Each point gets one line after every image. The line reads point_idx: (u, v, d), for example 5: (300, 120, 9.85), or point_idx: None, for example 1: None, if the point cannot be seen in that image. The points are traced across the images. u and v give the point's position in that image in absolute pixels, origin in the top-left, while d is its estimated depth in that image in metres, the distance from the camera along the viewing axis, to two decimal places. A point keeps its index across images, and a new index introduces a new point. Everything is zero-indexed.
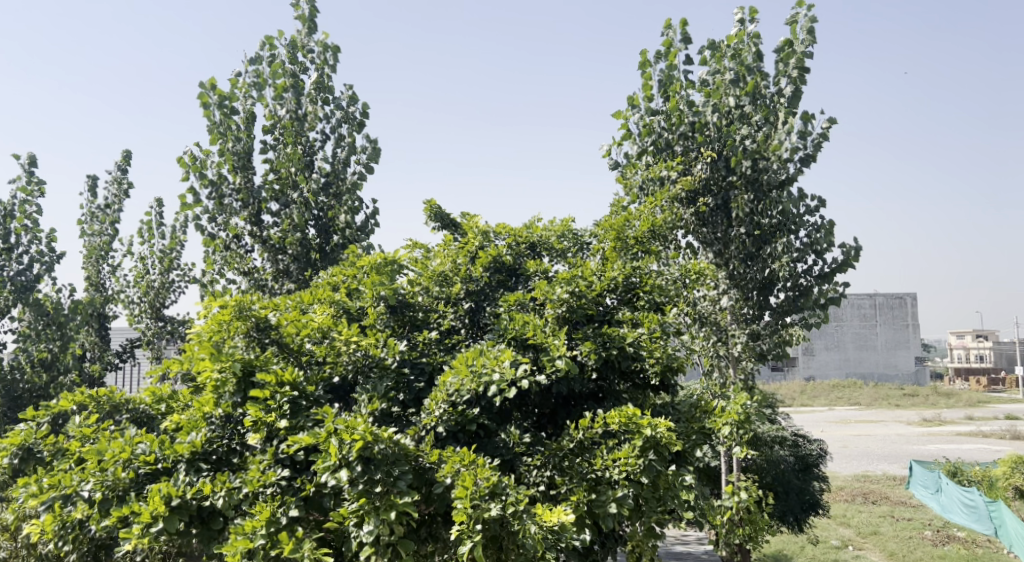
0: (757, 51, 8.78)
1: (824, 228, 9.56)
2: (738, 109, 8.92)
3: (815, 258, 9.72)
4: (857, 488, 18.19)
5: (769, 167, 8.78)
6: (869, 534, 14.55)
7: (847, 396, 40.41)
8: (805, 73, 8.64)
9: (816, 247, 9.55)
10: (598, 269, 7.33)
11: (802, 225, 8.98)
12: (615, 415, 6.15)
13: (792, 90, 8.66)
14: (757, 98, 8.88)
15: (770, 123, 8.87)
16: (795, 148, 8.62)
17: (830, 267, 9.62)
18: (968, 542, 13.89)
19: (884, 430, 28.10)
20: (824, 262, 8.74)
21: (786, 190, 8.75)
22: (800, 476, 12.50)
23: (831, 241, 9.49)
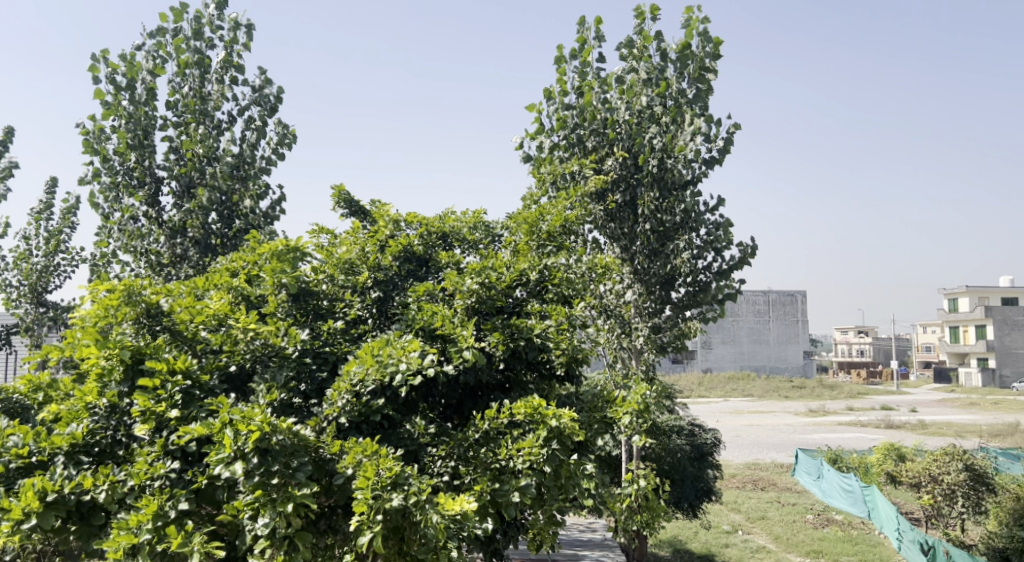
0: (663, 51, 9.02)
1: (723, 226, 9.89)
2: (649, 109, 9.10)
3: (715, 255, 10.06)
4: (747, 475, 18.97)
5: (675, 167, 8.98)
6: (757, 519, 15.18)
7: (740, 388, 42.06)
8: (708, 76, 8.93)
9: (715, 244, 9.87)
10: (509, 261, 7.39)
11: (703, 223, 9.27)
12: (521, 406, 6.24)
13: (698, 92, 8.93)
14: (666, 98, 9.07)
15: (675, 123, 8.98)
16: (698, 149, 8.87)
17: (729, 263, 9.96)
18: (844, 525, 14.87)
19: (772, 420, 29.39)
20: (722, 259, 9.06)
21: (690, 189, 9.02)
22: (695, 464, 12.93)
23: (730, 238, 9.83)
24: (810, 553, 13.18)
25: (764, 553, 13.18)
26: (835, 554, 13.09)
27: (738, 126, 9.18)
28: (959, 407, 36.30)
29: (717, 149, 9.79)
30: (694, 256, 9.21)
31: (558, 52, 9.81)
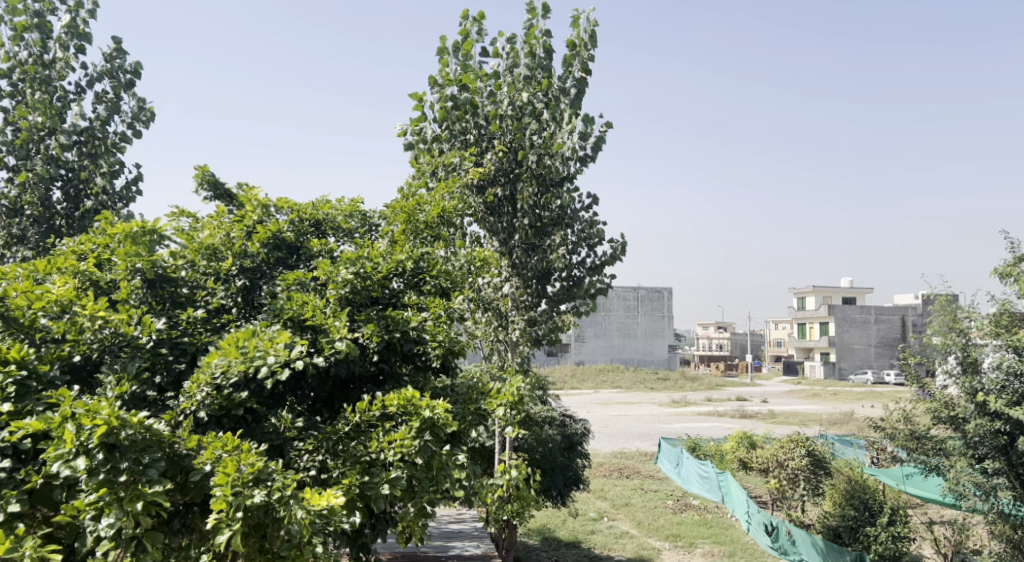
0: (547, 48, 9.11)
1: (596, 223, 10.10)
2: (531, 104, 9.17)
3: (589, 250, 10.26)
4: (614, 463, 19.55)
5: (554, 164, 9.17)
6: (622, 506, 15.67)
7: (609, 379, 43.31)
8: (588, 76, 9.09)
9: (589, 240, 10.07)
10: (386, 251, 7.26)
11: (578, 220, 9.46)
12: (393, 397, 6.12)
13: (578, 91, 9.08)
14: (548, 95, 9.18)
15: (555, 121, 9.21)
16: (576, 147, 9.05)
17: (601, 259, 10.19)
18: (701, 509, 15.62)
19: (637, 410, 30.43)
20: (594, 254, 9.29)
21: (568, 186, 9.22)
22: (565, 453, 13.19)
23: (603, 235, 10.07)
24: (669, 537, 13.76)
25: (627, 538, 13.63)
26: (691, 537, 13.71)
27: (610, 124, 9.40)
28: (803, 398, 38.83)
29: (593, 147, 9.99)
30: (568, 252, 9.34)
31: (442, 42, 9.72)
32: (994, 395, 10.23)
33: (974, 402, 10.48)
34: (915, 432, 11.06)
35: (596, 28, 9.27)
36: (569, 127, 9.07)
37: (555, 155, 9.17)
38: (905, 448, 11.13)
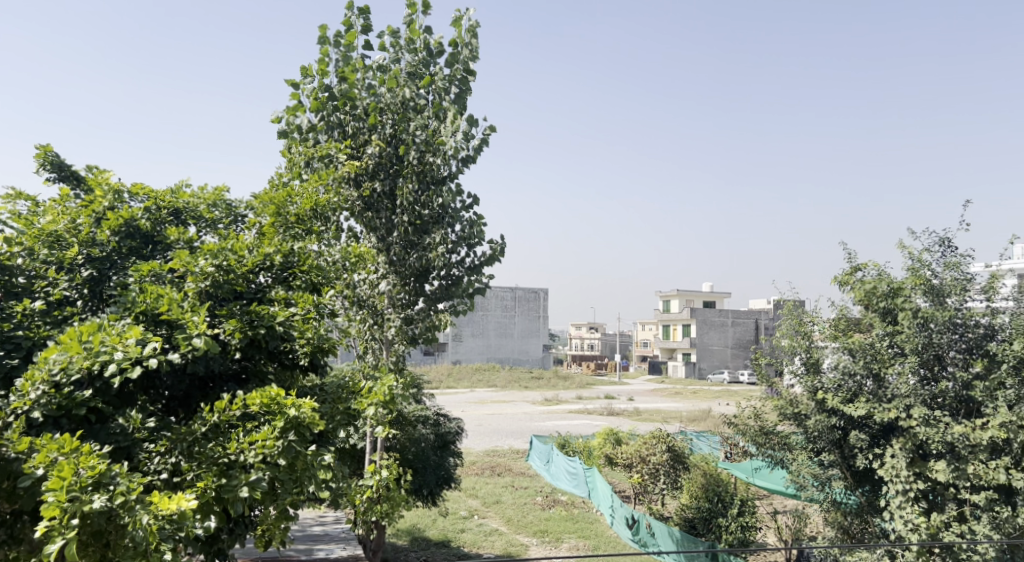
0: (431, 47, 9.05)
1: (476, 223, 10.11)
2: (411, 100, 9.11)
3: (467, 250, 10.25)
4: (486, 462, 19.64)
5: (435, 162, 9.05)
6: (492, 503, 15.78)
7: (484, 379, 43.55)
8: (471, 76, 9.08)
9: (468, 240, 10.06)
10: (252, 243, 6.99)
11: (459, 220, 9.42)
12: (256, 396, 5.90)
13: (460, 91, 9.06)
14: (430, 92, 9.13)
15: (438, 119, 9.16)
16: (459, 146, 8.97)
17: (480, 260, 10.20)
18: (567, 505, 15.96)
19: (510, 409, 30.72)
20: (474, 254, 9.24)
21: (447, 185, 9.14)
22: (438, 453, 13.11)
23: (483, 235, 10.07)
24: (537, 533, 13.97)
25: (495, 535, 13.75)
26: (558, 533, 13.99)
27: (493, 128, 9.44)
28: (665, 396, 40.43)
29: (474, 149, 9.99)
30: (448, 251, 9.23)
31: (321, 32, 9.45)
32: (831, 393, 10.97)
33: (814, 400, 11.19)
34: (764, 428, 11.71)
35: (478, 29, 9.29)
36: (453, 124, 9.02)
37: (437, 152, 9.07)
38: (755, 443, 11.78)
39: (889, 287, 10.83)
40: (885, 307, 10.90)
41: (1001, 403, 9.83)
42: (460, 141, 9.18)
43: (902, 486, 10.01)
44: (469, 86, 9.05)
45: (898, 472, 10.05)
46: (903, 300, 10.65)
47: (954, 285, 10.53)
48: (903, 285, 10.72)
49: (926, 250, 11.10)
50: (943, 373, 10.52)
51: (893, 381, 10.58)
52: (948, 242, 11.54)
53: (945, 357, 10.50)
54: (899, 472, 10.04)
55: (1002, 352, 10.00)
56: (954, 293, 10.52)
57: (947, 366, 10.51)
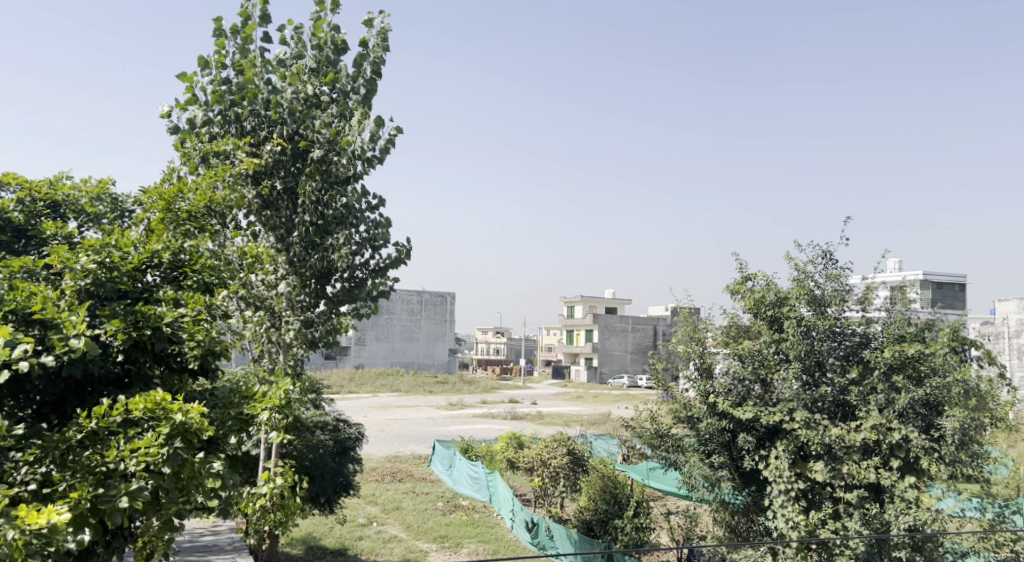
0: (336, 46, 8.84)
1: (382, 225, 9.92)
2: (315, 97, 8.85)
3: (372, 252, 10.06)
4: (386, 468, 19.34)
5: (340, 160, 8.82)
6: (392, 510, 15.55)
7: (387, 383, 42.99)
8: (378, 76, 8.91)
9: (373, 242, 9.87)
10: (139, 239, 6.61)
11: (364, 221, 9.20)
12: (139, 401, 5.56)
13: (367, 92, 8.88)
14: (334, 90, 8.91)
15: (343, 118, 8.93)
16: (365, 146, 8.76)
17: (386, 263, 10.01)
18: (468, 510, 15.92)
19: (413, 414, 30.39)
20: (378, 256, 9.03)
21: (352, 185, 8.89)
22: (336, 459, 12.80)
23: (388, 237, 9.91)
24: (437, 538, 13.85)
25: (394, 542, 13.56)
26: (458, 538, 13.92)
27: (401, 131, 9.27)
28: (567, 400, 40.95)
29: (381, 150, 9.82)
30: (352, 252, 8.95)
31: (217, 22, 9.11)
32: (722, 397, 11.30)
33: (706, 404, 11.50)
34: (659, 431, 11.97)
35: (388, 32, 9.13)
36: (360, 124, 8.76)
37: (343, 151, 8.83)
38: (650, 446, 12.01)
39: (776, 296, 11.26)
40: (772, 316, 11.31)
41: (874, 405, 10.32)
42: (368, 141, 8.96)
43: (784, 486, 10.38)
44: (377, 87, 8.87)
45: (781, 472, 10.42)
46: (788, 309, 11.11)
47: (834, 296, 11.14)
48: (788, 295, 11.19)
49: (809, 261, 11.63)
50: (823, 378, 11.02)
51: (778, 386, 11.03)
52: (829, 255, 12.13)
53: (824, 363, 11.02)
54: (782, 472, 10.41)
55: (874, 358, 10.57)
56: (834, 303, 11.13)
57: (827, 372, 11.03)
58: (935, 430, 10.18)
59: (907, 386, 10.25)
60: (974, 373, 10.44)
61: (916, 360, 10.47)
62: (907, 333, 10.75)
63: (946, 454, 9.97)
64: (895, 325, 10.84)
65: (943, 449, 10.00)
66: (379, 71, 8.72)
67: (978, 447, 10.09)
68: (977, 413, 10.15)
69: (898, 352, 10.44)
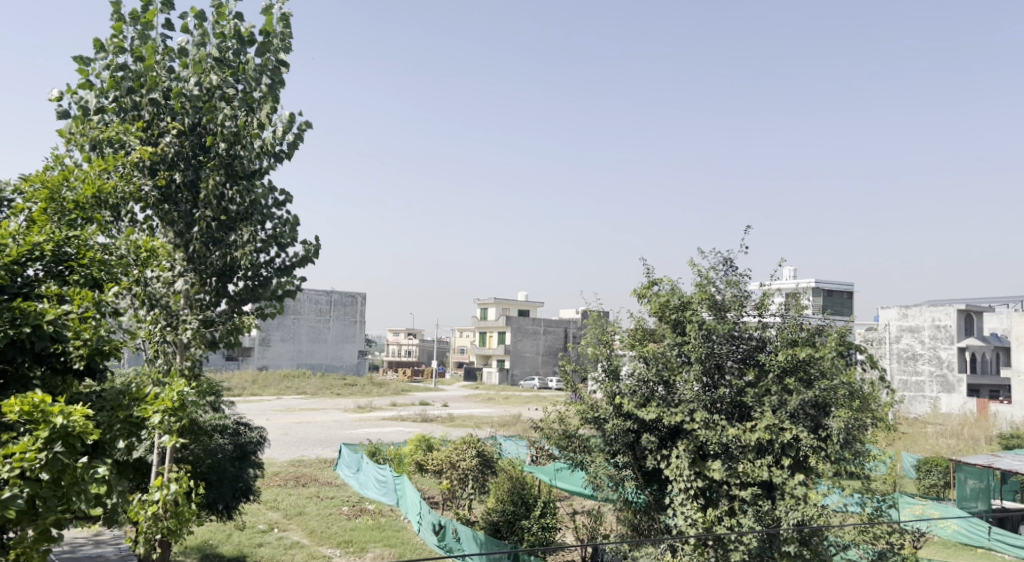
0: (240, 35, 8.55)
1: (289, 222, 9.71)
2: (219, 87, 8.46)
3: (277, 249, 9.81)
4: (290, 472, 18.90)
5: (247, 156, 8.60)
6: (295, 515, 15.21)
7: (293, 385, 42.04)
8: (284, 68, 8.71)
9: (279, 239, 9.62)
10: (20, 231, 6.29)
11: (270, 219, 9.00)
12: (15, 404, 5.26)
13: (272, 83, 8.63)
14: (239, 81, 8.54)
15: (250, 111, 8.59)
16: (271, 140, 8.62)
17: (292, 261, 9.78)
18: (374, 513, 15.73)
19: (320, 416, 29.82)
20: (283, 255, 8.86)
21: (258, 180, 8.70)
22: (236, 464, 12.42)
23: (295, 235, 9.69)
24: (341, 543, 13.63)
25: (296, 549, 13.25)
26: (363, 542, 13.74)
27: (311, 125, 8.93)
28: (477, 402, 41.03)
29: (289, 144, 9.59)
30: (256, 250, 8.72)
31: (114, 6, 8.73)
32: (627, 398, 11.50)
33: (612, 404, 11.68)
34: (567, 431, 12.11)
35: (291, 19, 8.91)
36: (269, 119, 8.61)
37: (250, 145, 8.62)
38: (558, 446, 12.15)
39: (680, 301, 11.57)
40: (676, 319, 11.62)
41: (767, 407, 10.72)
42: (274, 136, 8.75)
43: (684, 483, 10.72)
44: (283, 79, 8.66)
45: (681, 471, 10.74)
46: (691, 313, 11.42)
47: (734, 302, 11.53)
48: (691, 299, 11.51)
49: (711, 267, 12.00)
50: (721, 380, 11.37)
51: (680, 387, 11.32)
52: (730, 261, 12.55)
53: (723, 366, 11.38)
54: (682, 471, 10.73)
55: (769, 362, 10.97)
56: (733, 308, 11.51)
57: (725, 374, 11.38)
58: (822, 430, 10.63)
59: (798, 388, 10.70)
60: (859, 376, 10.97)
61: (807, 363, 10.93)
62: (799, 337, 11.20)
63: (831, 452, 10.43)
64: (789, 329, 11.29)
65: (829, 447, 10.47)
66: (284, 62, 8.53)
67: (860, 445, 10.60)
68: (859, 414, 10.67)
69: (791, 355, 10.87)
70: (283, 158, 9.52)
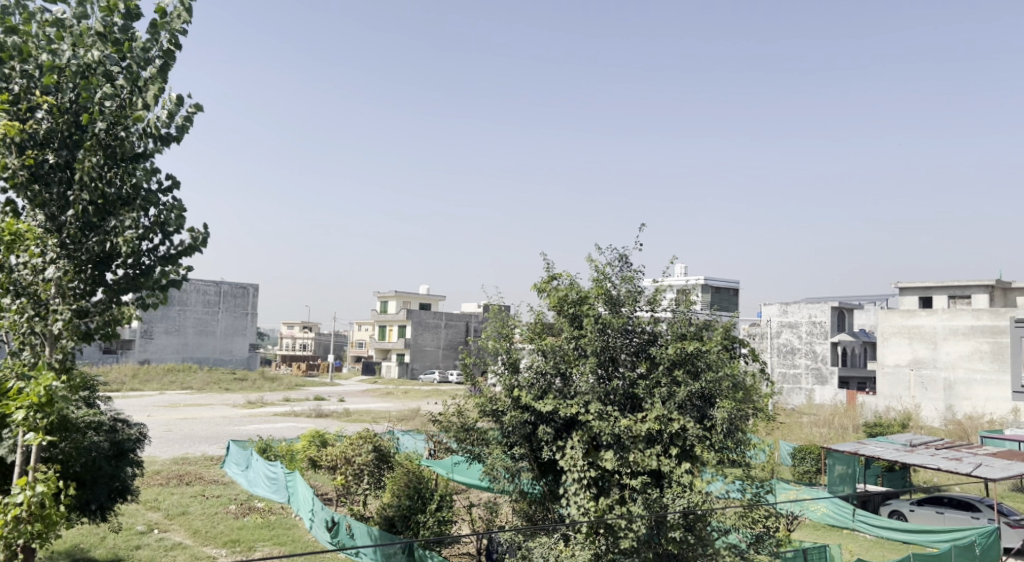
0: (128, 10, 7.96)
1: (175, 209, 9.25)
2: (100, 64, 7.79)
3: (162, 237, 9.33)
4: (173, 471, 18.10)
5: (128, 137, 8.01)
6: (177, 515, 14.56)
7: (178, 380, 40.40)
8: (176, 49, 8.20)
9: (164, 226, 9.15)
10: None
11: (154, 205, 8.37)
12: None
13: (162, 64, 8.10)
14: (124, 59, 7.90)
15: (135, 91, 8.05)
16: (157, 122, 7.99)
17: (177, 250, 9.32)
18: (264, 511, 15.25)
19: (207, 413, 28.73)
20: (168, 242, 8.30)
21: (141, 163, 8.10)
22: (113, 462, 11.77)
23: (181, 222, 9.24)
24: (227, 543, 13.16)
25: (177, 550, 12.68)
26: (250, 542, 13.33)
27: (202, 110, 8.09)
28: (373, 396, 40.50)
29: (177, 129, 9.12)
30: (138, 237, 8.07)
31: None
32: (525, 390, 11.55)
33: (510, 397, 11.72)
34: (465, 424, 12.08)
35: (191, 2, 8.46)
36: (155, 100, 8.01)
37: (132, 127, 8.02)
38: (456, 439, 12.10)
39: (578, 295, 11.77)
40: (573, 313, 11.78)
41: (658, 398, 10.97)
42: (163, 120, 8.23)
43: (578, 473, 10.85)
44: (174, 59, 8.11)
45: (575, 461, 10.87)
46: (587, 307, 11.60)
47: (628, 297, 11.75)
48: (588, 294, 11.70)
49: (607, 263, 12.17)
50: (616, 372, 11.50)
51: (576, 379, 11.43)
52: (626, 258, 12.78)
53: (617, 358, 11.53)
54: (577, 461, 10.87)
55: (659, 354, 11.20)
56: (627, 303, 11.73)
57: (619, 366, 11.53)
58: (707, 420, 10.99)
59: (686, 380, 10.99)
60: (742, 368, 11.38)
61: (695, 356, 11.24)
62: (688, 331, 11.50)
63: (716, 441, 10.77)
64: (679, 324, 11.57)
65: (713, 437, 10.81)
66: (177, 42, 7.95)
67: (742, 434, 10.98)
68: (742, 405, 11.05)
69: (680, 348, 11.15)
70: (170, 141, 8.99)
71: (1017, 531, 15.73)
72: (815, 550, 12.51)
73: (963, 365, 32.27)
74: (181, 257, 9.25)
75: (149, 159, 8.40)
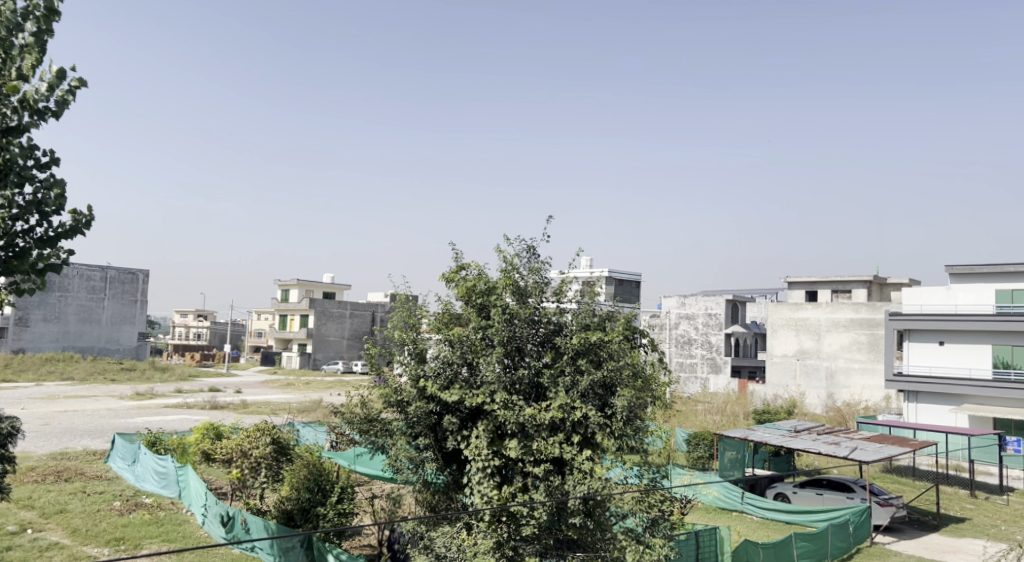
0: None
1: (54, 187, 8.57)
2: None
3: (39, 218, 8.64)
4: (49, 467, 17.01)
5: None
6: (53, 514, 13.70)
7: (57, 371, 38.19)
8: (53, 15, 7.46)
9: (41, 207, 8.46)
10: None
11: (28, 183, 7.60)
12: None
13: (39, 31, 7.29)
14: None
15: (7, 58, 7.18)
16: (32, 92, 7.19)
17: (55, 233, 8.64)
18: (151, 507, 14.53)
19: (89, 405, 27.19)
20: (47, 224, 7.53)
21: (15, 137, 7.30)
22: None
23: (62, 203, 8.58)
24: (109, 542, 12.48)
25: (54, 550, 11.96)
26: (136, 539, 12.69)
27: (84, 83, 7.23)
28: (271, 387, 39.36)
29: (56, 102, 8.34)
30: (11, 217, 7.36)
31: None
32: (431, 381, 11.38)
33: (416, 387, 11.52)
34: (369, 415, 11.82)
35: None
36: (31, 70, 7.18)
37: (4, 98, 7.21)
38: (359, 431, 11.81)
39: (485, 285, 11.60)
40: (481, 304, 11.63)
41: (561, 387, 10.98)
42: (40, 92, 7.39)
43: (482, 463, 10.78)
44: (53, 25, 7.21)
45: (479, 450, 10.80)
46: (495, 297, 11.49)
47: (535, 288, 11.69)
48: (496, 284, 11.57)
49: (514, 253, 12.08)
50: (521, 362, 11.41)
51: (483, 368, 11.31)
52: (533, 249, 12.72)
53: (523, 348, 11.44)
54: (481, 450, 10.78)
55: (564, 344, 11.22)
56: (534, 294, 11.67)
57: (525, 356, 11.46)
58: (609, 408, 11.11)
59: (589, 368, 11.04)
60: (642, 358, 11.50)
61: (598, 346, 11.30)
62: (592, 322, 11.54)
63: (616, 429, 10.88)
64: (583, 314, 11.60)
65: (614, 424, 10.90)
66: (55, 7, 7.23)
67: (641, 422, 11.13)
68: (641, 393, 11.18)
69: (584, 338, 11.22)
70: (53, 118, 8.07)
71: (885, 509, 16.61)
72: (705, 533, 12.84)
73: (844, 355, 34.02)
74: (61, 239, 8.56)
75: (23, 133, 7.57)
